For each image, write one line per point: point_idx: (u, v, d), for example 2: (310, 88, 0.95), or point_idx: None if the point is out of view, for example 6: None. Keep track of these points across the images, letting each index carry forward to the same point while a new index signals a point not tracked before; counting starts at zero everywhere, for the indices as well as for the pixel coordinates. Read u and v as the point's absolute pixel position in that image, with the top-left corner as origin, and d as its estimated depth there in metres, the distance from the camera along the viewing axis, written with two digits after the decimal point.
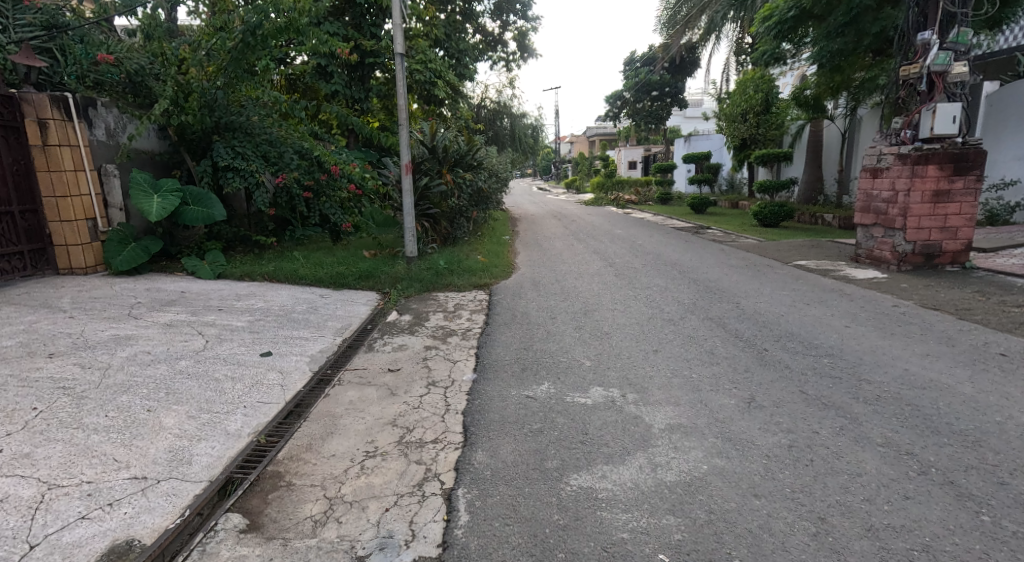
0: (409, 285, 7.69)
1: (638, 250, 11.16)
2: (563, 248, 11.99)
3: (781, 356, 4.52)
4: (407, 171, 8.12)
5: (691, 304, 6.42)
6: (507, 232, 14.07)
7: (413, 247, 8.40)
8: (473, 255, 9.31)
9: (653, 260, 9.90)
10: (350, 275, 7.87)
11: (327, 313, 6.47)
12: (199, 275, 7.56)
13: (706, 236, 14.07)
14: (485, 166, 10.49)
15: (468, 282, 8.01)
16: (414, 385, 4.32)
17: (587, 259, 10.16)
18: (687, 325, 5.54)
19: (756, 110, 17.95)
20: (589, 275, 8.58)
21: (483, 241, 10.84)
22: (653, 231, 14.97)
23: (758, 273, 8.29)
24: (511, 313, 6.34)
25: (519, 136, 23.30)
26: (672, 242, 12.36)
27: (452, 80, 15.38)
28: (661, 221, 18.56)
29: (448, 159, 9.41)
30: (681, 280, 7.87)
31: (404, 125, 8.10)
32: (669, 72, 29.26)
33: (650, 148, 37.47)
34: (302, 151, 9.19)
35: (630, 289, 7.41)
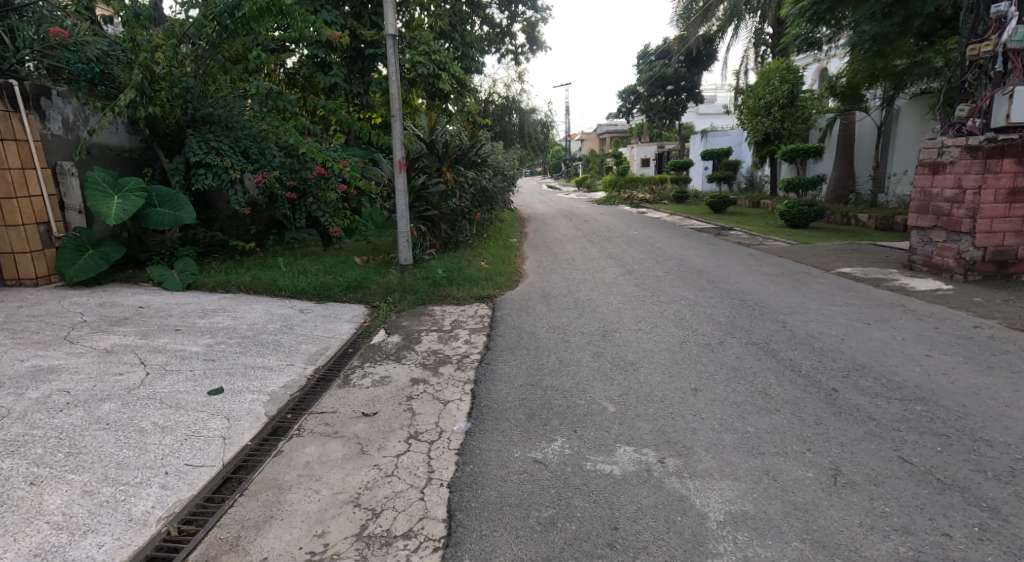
0: (403, 297, 6.83)
1: (658, 254, 10.17)
2: (575, 251, 11.06)
3: (858, 400, 3.58)
4: (400, 169, 7.23)
5: (728, 323, 5.46)
6: (514, 234, 13.14)
7: (408, 254, 7.49)
8: (476, 262, 8.42)
9: (676, 265, 8.94)
10: (338, 286, 7.01)
11: (305, 333, 5.60)
12: (166, 286, 6.71)
13: (730, 237, 13.04)
14: (490, 163, 9.57)
15: (469, 293, 7.11)
16: (391, 439, 3.41)
17: (601, 264, 9.23)
18: (729, 353, 4.60)
19: (780, 103, 16.89)
20: (606, 284, 7.66)
21: (488, 245, 9.94)
22: (670, 233, 13.96)
23: (798, 283, 7.30)
24: (517, 333, 5.42)
25: (528, 131, 22.29)
26: (694, 246, 11.36)
27: (457, 72, 14.47)
28: (678, 221, 17.53)
29: (449, 155, 8.52)
30: (712, 292, 6.90)
31: (397, 117, 7.21)
32: (685, 65, 28.16)
33: (664, 145, 36.35)
34: (287, 147, 8.34)
35: (654, 303, 6.46)
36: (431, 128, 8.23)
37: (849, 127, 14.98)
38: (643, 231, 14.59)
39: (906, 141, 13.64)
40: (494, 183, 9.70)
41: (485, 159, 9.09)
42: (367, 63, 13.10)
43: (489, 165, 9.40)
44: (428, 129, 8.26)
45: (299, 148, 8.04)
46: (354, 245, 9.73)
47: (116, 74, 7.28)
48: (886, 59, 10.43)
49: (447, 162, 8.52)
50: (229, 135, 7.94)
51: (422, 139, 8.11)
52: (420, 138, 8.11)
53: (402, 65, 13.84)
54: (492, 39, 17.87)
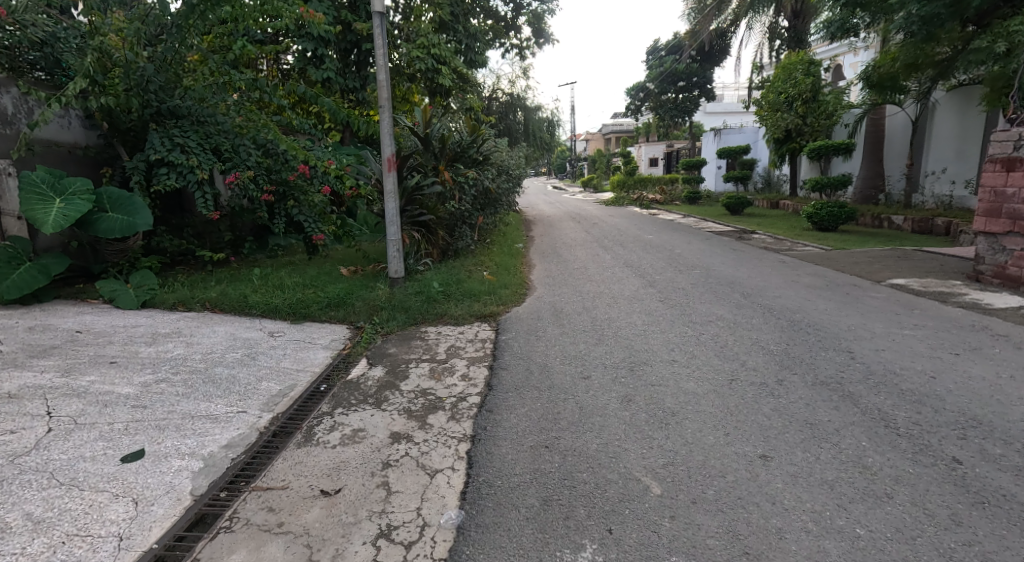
0: (394, 316, 5.90)
1: (679, 262, 9.20)
2: (587, 258, 10.11)
3: (996, 481, 2.63)
4: (389, 169, 6.29)
5: (784, 354, 4.49)
6: (519, 240, 12.19)
7: (399, 266, 6.54)
8: (477, 273, 7.48)
9: (702, 275, 7.97)
10: (320, 301, 6.09)
11: (273, 363, 4.67)
12: (118, 303, 5.78)
13: (753, 242, 12.05)
14: (493, 162, 8.63)
15: (470, 310, 6.17)
16: (354, 540, 2.48)
17: (618, 274, 8.27)
18: (795, 397, 3.64)
19: (803, 97, 16.07)
20: (627, 298, 6.71)
21: (492, 254, 9.01)
22: (688, 237, 12.98)
23: (849, 299, 6.32)
24: (527, 367, 4.47)
25: (534, 129, 21.37)
26: (717, 252, 10.38)
27: (459, 66, 13.54)
28: (693, 223, 16.54)
29: (447, 153, 7.58)
30: (752, 309, 5.95)
31: (386, 108, 6.26)
32: (697, 60, 27.18)
33: (673, 144, 35.33)
34: (265, 144, 7.41)
35: (686, 324, 5.51)
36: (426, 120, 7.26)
37: (879, 122, 13.98)
38: (657, 234, 13.60)
39: (943, 137, 12.64)
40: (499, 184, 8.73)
41: (488, 157, 8.15)
42: (362, 57, 12.14)
43: (491, 164, 8.45)
44: (424, 123, 7.31)
45: (277, 145, 7.10)
46: (343, 253, 8.79)
47: (66, 59, 6.35)
48: (933, 44, 9.43)
49: (445, 161, 7.58)
50: (198, 130, 7.00)
51: (418, 134, 7.13)
52: (415, 133, 7.13)
53: (400, 59, 12.91)
54: (497, 31, 16.95)
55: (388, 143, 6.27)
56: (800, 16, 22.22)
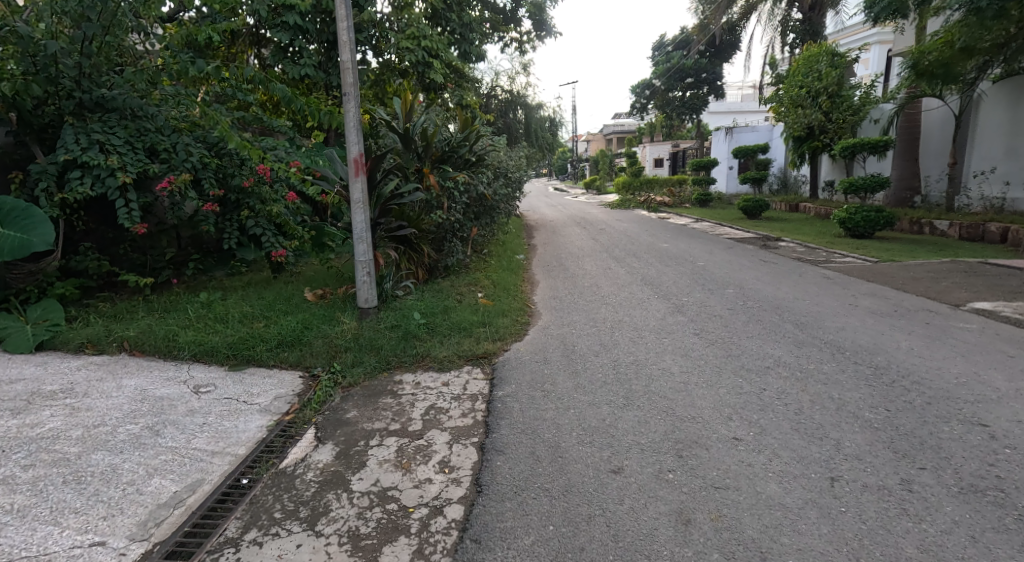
0: (361, 360, 4.68)
1: (705, 278, 7.96)
2: (598, 273, 8.86)
3: None
4: (357, 172, 5.03)
5: (889, 428, 3.24)
6: (519, 250, 10.95)
7: (371, 294, 5.26)
8: (470, 299, 6.26)
9: (738, 297, 6.73)
10: (270, 341, 4.85)
11: (182, 439, 3.37)
12: (7, 346, 4.53)
13: (782, 252, 10.80)
14: (488, 164, 7.38)
15: (457, 350, 4.95)
16: None
17: (637, 295, 7.04)
18: (945, 522, 2.39)
19: (828, 91, 14.90)
20: (653, 331, 5.47)
21: (487, 272, 7.78)
22: (707, 245, 11.72)
23: (932, 332, 5.09)
24: (531, 451, 3.23)
25: (536, 129, 20.10)
26: (744, 264, 9.14)
27: (453, 60, 12.24)
28: (708, 229, 15.27)
29: (432, 152, 6.33)
30: (816, 349, 4.70)
31: (352, 96, 4.99)
32: (706, 55, 25.97)
33: (680, 143, 34.05)
34: (213, 142, 6.13)
35: (738, 373, 4.24)
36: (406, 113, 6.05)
37: (914, 118, 12.74)
38: (672, 242, 12.34)
39: (990, 133, 11.40)
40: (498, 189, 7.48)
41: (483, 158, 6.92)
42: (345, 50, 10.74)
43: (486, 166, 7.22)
44: (405, 116, 6.07)
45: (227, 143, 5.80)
46: (314, 270, 7.53)
47: None
48: (998, 25, 8.20)
49: (429, 162, 6.33)
50: (127, 124, 5.64)
51: (396, 130, 5.89)
52: (394, 128, 5.89)
53: (388, 52, 11.60)
54: (495, 23, 15.65)
55: (356, 140, 5.03)
56: (816, 7, 21.04)
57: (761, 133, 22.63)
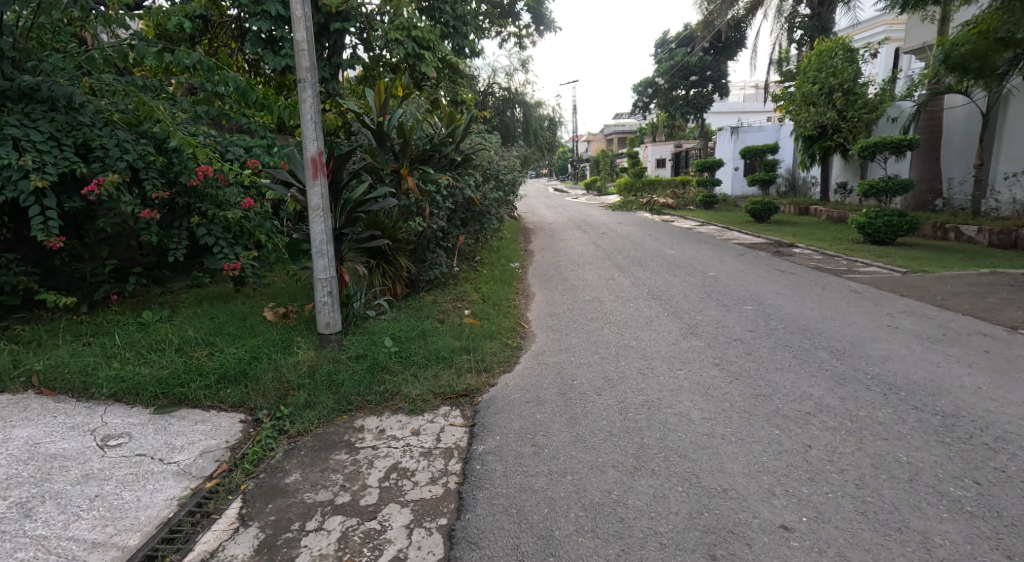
0: (317, 400, 3.90)
1: (719, 292, 7.18)
2: (599, 284, 8.09)
3: None
4: (314, 175, 4.26)
5: (985, 514, 2.48)
6: (515, 258, 10.19)
7: (334, 318, 4.47)
8: (453, 322, 5.48)
9: (758, 315, 5.96)
10: (209, 376, 4.05)
11: (56, 525, 2.57)
12: None
13: (798, 261, 10.03)
14: (477, 165, 6.60)
15: (433, 386, 4.17)
16: None
17: (644, 312, 6.28)
18: None
19: (843, 88, 14.19)
20: (665, 360, 4.70)
21: (476, 287, 7.00)
22: (717, 252, 10.95)
23: (997, 364, 4.31)
24: (515, 547, 2.44)
25: (535, 128, 19.32)
26: (759, 275, 8.37)
27: (446, 53, 11.47)
28: (715, 233, 14.50)
29: (411, 152, 5.55)
30: (863, 386, 3.93)
31: (308, 84, 4.21)
32: (710, 52, 25.26)
33: (682, 144, 33.28)
34: (158, 138, 5.33)
35: (774, 420, 3.47)
36: (381, 107, 5.29)
37: (936, 116, 12.10)
38: (678, 248, 11.56)
39: (1020, 133, 10.66)
40: (489, 193, 6.70)
41: (469, 158, 6.14)
42: (335, 43, 9.40)
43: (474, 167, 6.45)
44: (379, 110, 5.31)
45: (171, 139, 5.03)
46: (282, 284, 6.73)
47: None
48: None
49: (408, 162, 5.57)
50: (53, 117, 4.81)
51: (369, 126, 5.13)
52: (366, 123, 5.14)
53: (377, 45, 10.82)
54: (492, 16, 14.92)
55: (316, 135, 4.26)
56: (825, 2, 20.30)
57: (768, 133, 21.89)
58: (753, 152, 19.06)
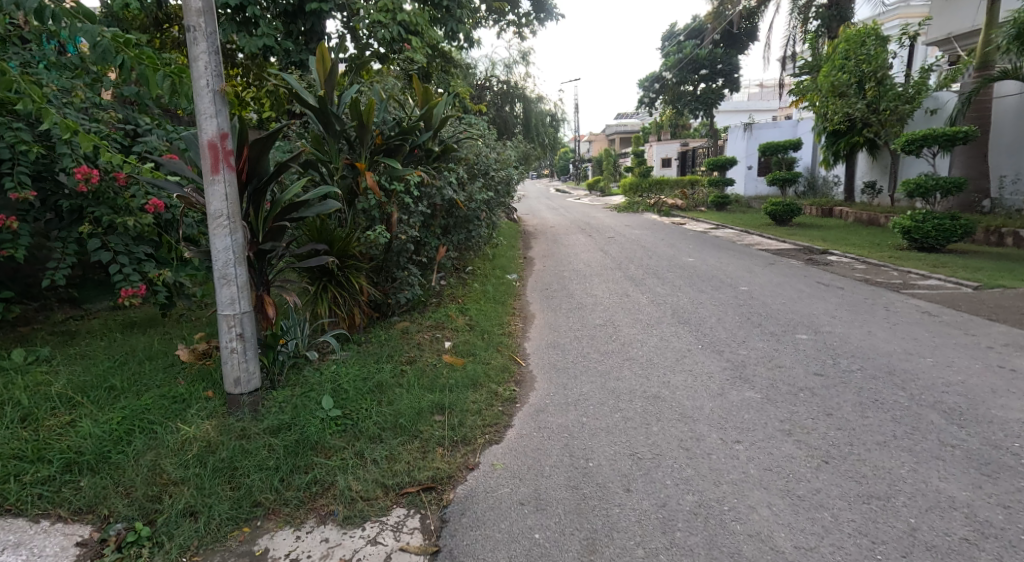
0: (206, 506, 2.58)
1: (759, 314, 5.90)
2: (612, 301, 6.82)
3: None
4: (214, 169, 2.94)
5: None
6: (511, 268, 8.92)
7: (253, 369, 3.15)
8: (424, 364, 4.20)
9: (818, 349, 4.69)
10: (52, 461, 2.73)
11: None
12: None
13: (838, 271, 8.74)
14: (462, 159, 5.30)
15: (382, 474, 2.87)
16: None
17: (671, 344, 5.01)
18: None
19: (876, 77, 12.88)
20: (714, 425, 3.42)
21: (460, 312, 5.73)
22: (742, 260, 9.66)
23: None
24: None
25: (536, 123, 18.02)
26: (800, 290, 7.08)
27: (437, 38, 10.20)
28: (733, 238, 13.21)
29: (370, 140, 4.24)
30: (1021, 482, 2.66)
31: (204, 35, 2.86)
32: (720, 44, 23.96)
33: (689, 142, 31.95)
34: (35, 121, 3.99)
35: (912, 552, 2.21)
36: (326, 80, 3.98)
37: (985, 107, 10.74)
38: (697, 255, 10.30)
39: None
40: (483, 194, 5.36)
41: (450, 150, 4.83)
42: (315, 26, 7.39)
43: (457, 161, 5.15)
44: (325, 85, 3.99)
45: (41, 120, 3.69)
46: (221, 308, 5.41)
47: None
48: None
49: (367, 154, 4.26)
50: None
51: (309, 104, 3.82)
52: (306, 101, 3.82)
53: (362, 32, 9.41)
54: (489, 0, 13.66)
55: (218, 108, 2.93)
56: None
57: (784, 130, 20.61)
58: (771, 149, 17.78)
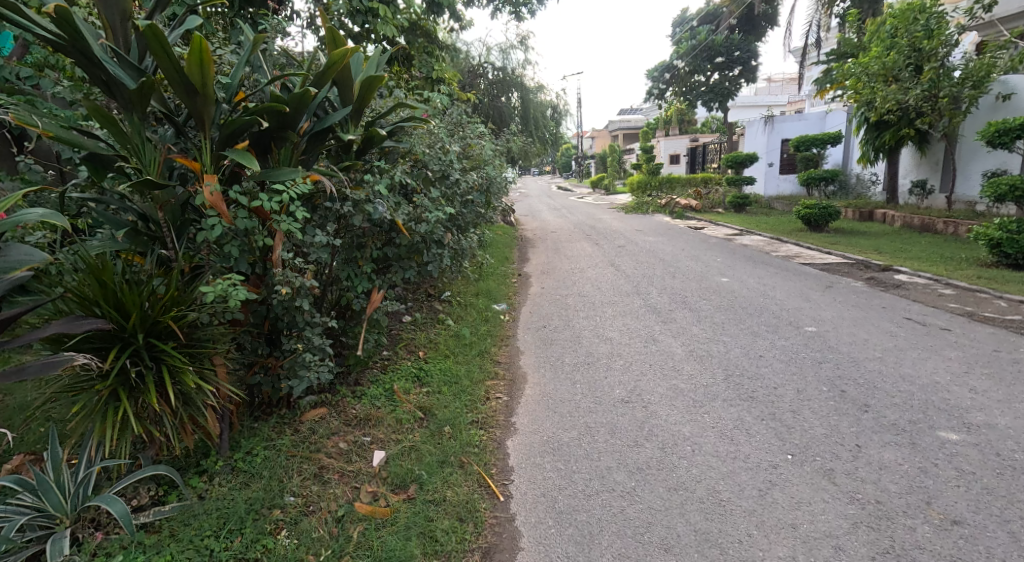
0: None
1: (856, 383, 4.02)
2: (635, 353, 4.93)
3: None
4: None
5: None
6: (501, 296, 7.04)
7: None
8: (316, 530, 2.31)
9: (995, 469, 2.81)
10: None
11: None
12: None
13: (919, 297, 6.82)
14: (404, 153, 3.41)
15: None
16: None
17: (743, 453, 3.10)
18: None
19: (938, 57, 10.87)
20: None
21: (410, 388, 3.85)
22: (790, 282, 7.78)
23: None
24: None
25: (535, 116, 15.96)
26: (891, 332, 5.18)
27: (417, 6, 8.18)
28: (765, 247, 11.29)
29: (214, 116, 2.36)
30: None
31: None
32: (736, 30, 22.13)
33: (699, 138, 30.07)
34: None
35: None
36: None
37: None
38: (731, 274, 8.43)
39: None
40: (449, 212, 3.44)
41: (376, 136, 2.92)
42: None
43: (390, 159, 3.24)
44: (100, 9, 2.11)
45: None
46: None
47: None
48: None
49: (212, 143, 2.36)
50: None
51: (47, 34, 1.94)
52: (40, 29, 1.95)
53: None
54: None
55: None
56: None
57: (810, 122, 18.76)
58: (804, 142, 15.79)
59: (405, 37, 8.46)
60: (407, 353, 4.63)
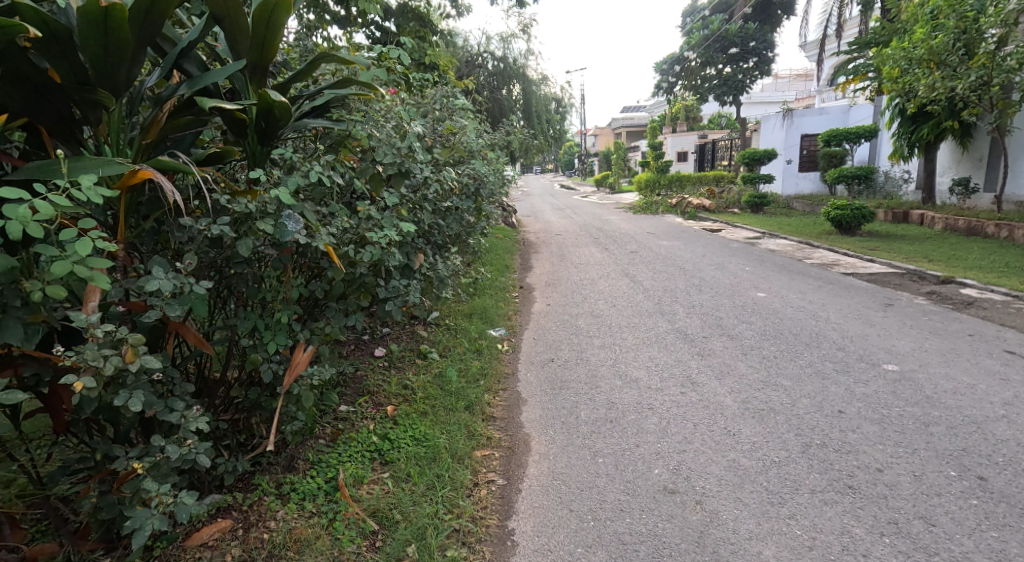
0: None
1: (992, 462, 2.88)
2: (672, 406, 3.79)
3: None
4: None
5: None
6: (499, 317, 5.92)
7: None
8: None
9: None
10: None
11: None
12: None
13: (1002, 318, 5.68)
14: (338, 135, 2.29)
15: None
16: None
17: None
18: None
19: (991, 39, 9.70)
20: None
21: (364, 477, 2.71)
22: (837, 298, 6.65)
23: None
24: None
25: (538, 110, 14.81)
26: (999, 373, 4.04)
27: None
28: (795, 253, 10.15)
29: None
30: None
31: None
32: (751, 19, 20.95)
33: (708, 135, 28.93)
34: None
35: None
36: None
37: None
38: (767, 287, 7.29)
39: None
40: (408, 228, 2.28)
41: (278, 109, 1.80)
42: None
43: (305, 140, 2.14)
44: None
45: None
46: None
47: None
48: None
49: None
50: None
51: None
52: None
53: None
54: None
55: None
56: None
57: (832, 116, 17.71)
58: (834, 138, 14.83)
59: (394, 19, 7.24)
60: (370, 412, 3.49)
